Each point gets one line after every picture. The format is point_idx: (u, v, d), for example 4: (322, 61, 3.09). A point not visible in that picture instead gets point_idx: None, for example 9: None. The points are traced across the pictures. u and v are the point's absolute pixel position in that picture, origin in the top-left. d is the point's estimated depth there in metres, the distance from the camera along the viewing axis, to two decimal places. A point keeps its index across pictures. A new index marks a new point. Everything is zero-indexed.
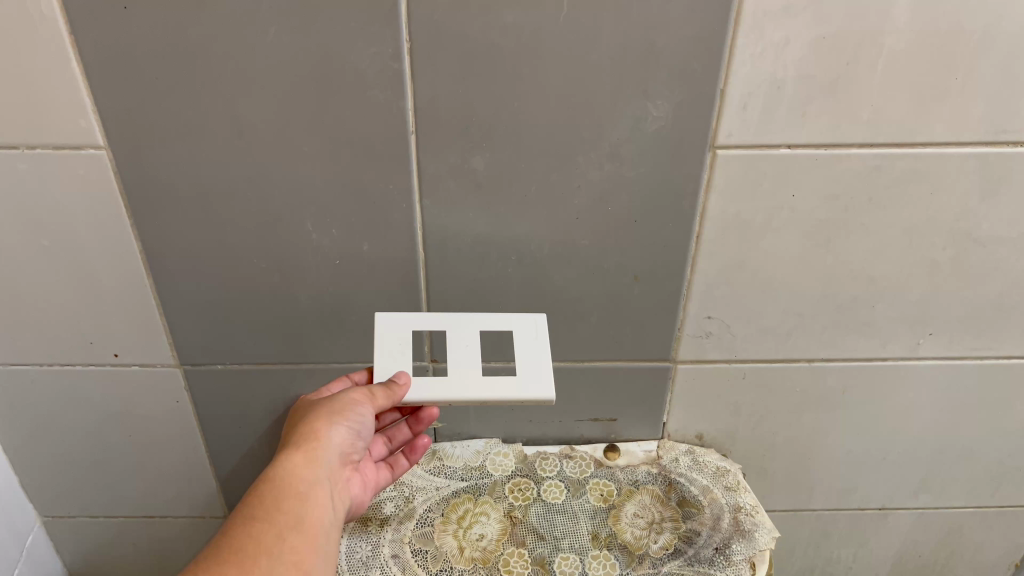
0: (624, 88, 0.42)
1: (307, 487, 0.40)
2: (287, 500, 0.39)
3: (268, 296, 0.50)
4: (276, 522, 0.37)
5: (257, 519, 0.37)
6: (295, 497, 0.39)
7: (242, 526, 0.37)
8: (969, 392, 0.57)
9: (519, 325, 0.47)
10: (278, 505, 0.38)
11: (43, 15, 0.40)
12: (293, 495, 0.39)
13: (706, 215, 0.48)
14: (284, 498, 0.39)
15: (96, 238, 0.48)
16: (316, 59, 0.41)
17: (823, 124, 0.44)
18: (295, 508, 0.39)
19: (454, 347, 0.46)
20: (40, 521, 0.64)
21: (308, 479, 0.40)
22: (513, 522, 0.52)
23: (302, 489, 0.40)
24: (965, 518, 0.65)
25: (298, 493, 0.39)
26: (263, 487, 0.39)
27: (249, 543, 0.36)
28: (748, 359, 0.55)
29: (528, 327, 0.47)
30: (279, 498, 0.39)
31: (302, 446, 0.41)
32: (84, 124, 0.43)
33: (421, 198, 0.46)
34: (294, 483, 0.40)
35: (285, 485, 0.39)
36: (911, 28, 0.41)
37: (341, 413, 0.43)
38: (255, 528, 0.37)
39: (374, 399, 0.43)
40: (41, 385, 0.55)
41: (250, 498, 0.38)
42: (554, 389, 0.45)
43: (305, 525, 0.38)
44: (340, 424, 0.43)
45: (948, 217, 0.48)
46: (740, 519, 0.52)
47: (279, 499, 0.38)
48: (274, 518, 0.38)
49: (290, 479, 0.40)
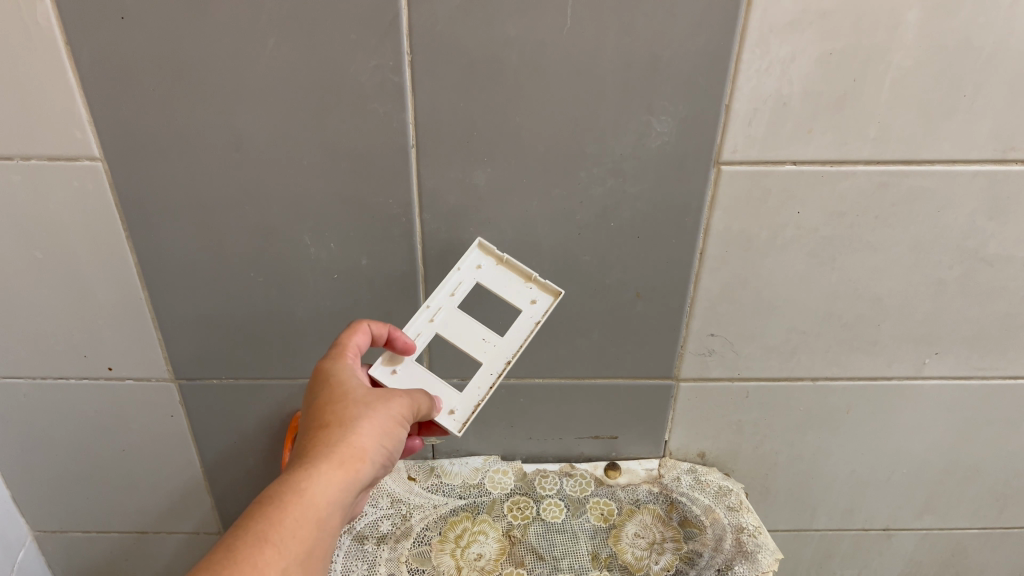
0: (628, 103, 0.42)
1: (329, 512, 0.35)
2: (305, 526, 0.34)
3: (265, 310, 0.49)
4: (286, 551, 0.32)
5: (267, 540, 0.32)
6: (316, 523, 0.34)
7: (252, 542, 0.32)
8: (975, 412, 0.56)
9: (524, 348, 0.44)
10: (296, 529, 0.33)
11: (40, 25, 0.39)
12: (311, 521, 0.34)
13: (710, 231, 0.47)
14: (307, 523, 0.34)
15: (91, 251, 0.47)
16: (316, 71, 0.40)
17: (829, 141, 0.44)
18: (310, 535, 0.34)
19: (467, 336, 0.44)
20: (33, 535, 0.63)
21: (332, 507, 0.35)
22: (512, 541, 0.52)
23: (324, 515, 0.35)
24: (969, 539, 0.65)
25: (317, 518, 0.34)
26: (286, 498, 0.34)
27: (248, 574, 0.30)
28: (751, 377, 0.54)
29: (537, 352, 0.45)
30: (298, 520, 0.33)
31: (345, 459, 0.36)
32: (80, 135, 0.43)
33: (421, 213, 0.46)
34: (319, 504, 0.34)
35: (310, 504, 0.34)
36: (919, 44, 0.40)
37: (389, 428, 0.38)
38: (262, 554, 0.31)
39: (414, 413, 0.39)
40: (34, 398, 0.54)
41: (266, 506, 0.33)
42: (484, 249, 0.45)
43: (311, 561, 0.33)
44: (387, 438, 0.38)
45: (956, 234, 0.47)
46: (743, 540, 0.51)
47: (299, 522, 0.33)
48: (285, 543, 0.32)
49: (317, 497, 0.34)
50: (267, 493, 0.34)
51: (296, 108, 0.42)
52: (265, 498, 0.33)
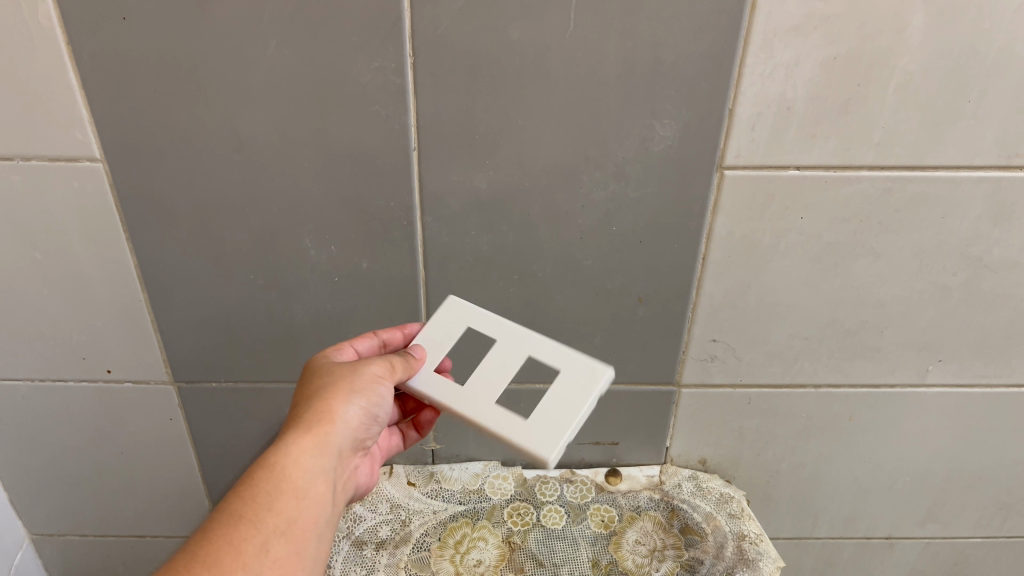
0: (632, 106, 0.42)
1: (306, 480, 0.35)
2: (280, 497, 0.34)
3: (265, 313, 0.49)
4: (261, 524, 0.32)
5: (241, 518, 0.32)
6: (293, 495, 0.34)
7: (225, 524, 0.32)
8: (978, 420, 0.56)
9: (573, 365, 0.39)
10: (271, 503, 0.33)
11: (40, 26, 0.39)
12: (287, 494, 0.34)
13: (714, 236, 0.47)
14: (280, 494, 0.34)
15: (91, 253, 0.47)
16: (317, 73, 0.40)
17: (833, 146, 0.43)
18: (288, 508, 0.34)
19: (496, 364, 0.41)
20: (30, 538, 0.62)
21: (308, 472, 0.35)
22: (511, 548, 0.51)
23: (300, 483, 0.35)
24: (972, 548, 0.64)
25: (295, 490, 0.34)
26: (258, 475, 0.34)
27: (224, 552, 0.31)
28: (754, 384, 0.54)
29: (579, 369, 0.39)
30: (272, 493, 0.34)
31: (313, 426, 0.36)
32: (81, 136, 0.43)
33: (423, 216, 0.45)
34: (293, 476, 0.35)
35: (284, 478, 0.34)
36: (923, 49, 0.40)
37: (363, 390, 0.38)
38: (236, 533, 0.32)
39: (394, 372, 0.40)
40: (32, 401, 0.54)
41: (239, 487, 0.34)
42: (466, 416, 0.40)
43: (294, 533, 0.34)
44: (362, 396, 0.38)
45: (959, 241, 0.47)
46: (744, 548, 0.51)
47: (274, 495, 0.34)
48: (261, 519, 0.33)
49: (290, 470, 0.35)
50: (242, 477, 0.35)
51: (298, 110, 0.41)
52: (238, 483, 0.34)
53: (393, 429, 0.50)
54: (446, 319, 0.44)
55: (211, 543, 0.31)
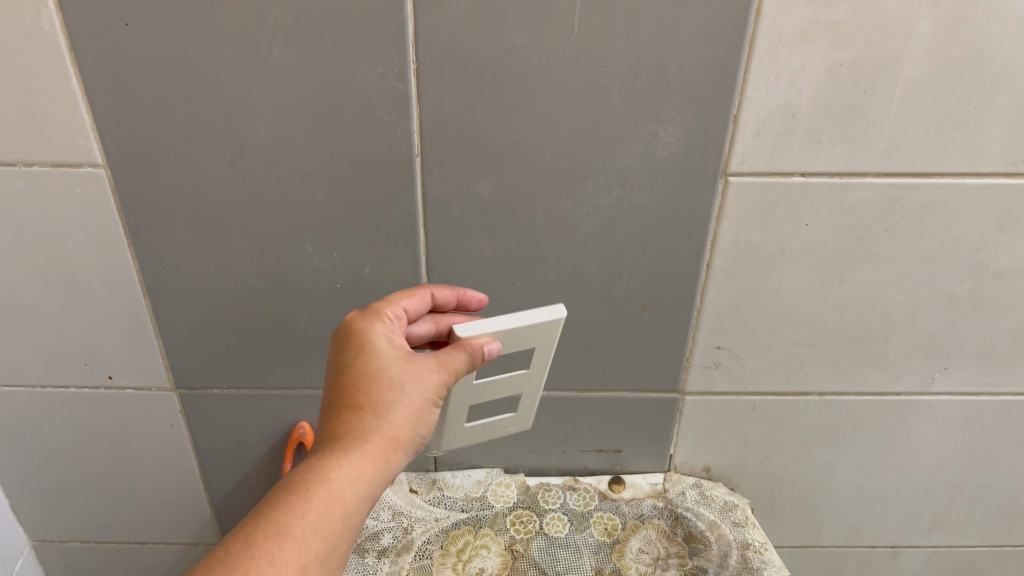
0: (636, 112, 0.41)
1: (356, 503, 0.34)
2: (329, 522, 0.33)
3: (267, 319, 0.49)
4: (307, 548, 0.32)
5: (290, 540, 0.31)
6: (342, 521, 0.33)
7: (272, 540, 0.31)
8: (984, 429, 0.56)
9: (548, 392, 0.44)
10: (321, 529, 0.32)
11: (44, 31, 0.39)
12: (336, 518, 0.33)
13: (718, 242, 0.46)
14: (330, 518, 0.33)
15: (92, 258, 0.47)
16: (320, 78, 0.40)
17: (838, 153, 0.43)
18: (336, 534, 0.33)
19: None
20: (31, 544, 0.62)
21: (361, 497, 0.34)
22: (514, 556, 0.51)
23: (350, 506, 0.33)
24: (977, 557, 0.64)
25: (345, 515, 0.33)
26: (313, 496, 0.33)
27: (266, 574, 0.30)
28: (758, 391, 0.54)
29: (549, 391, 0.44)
30: (323, 515, 0.32)
31: (376, 452, 0.34)
32: (83, 142, 0.42)
33: (426, 222, 0.45)
34: (346, 500, 0.33)
35: (337, 504, 0.33)
36: (929, 56, 0.40)
37: (423, 413, 0.36)
38: (280, 553, 0.31)
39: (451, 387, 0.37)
40: (33, 406, 0.54)
41: (291, 502, 0.32)
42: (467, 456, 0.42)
43: (335, 556, 0.33)
44: (423, 420, 0.36)
45: (965, 248, 0.47)
46: (749, 557, 0.50)
47: (323, 517, 0.32)
48: (310, 544, 0.32)
49: (344, 493, 0.33)
50: (293, 479, 0.33)
51: (301, 115, 0.41)
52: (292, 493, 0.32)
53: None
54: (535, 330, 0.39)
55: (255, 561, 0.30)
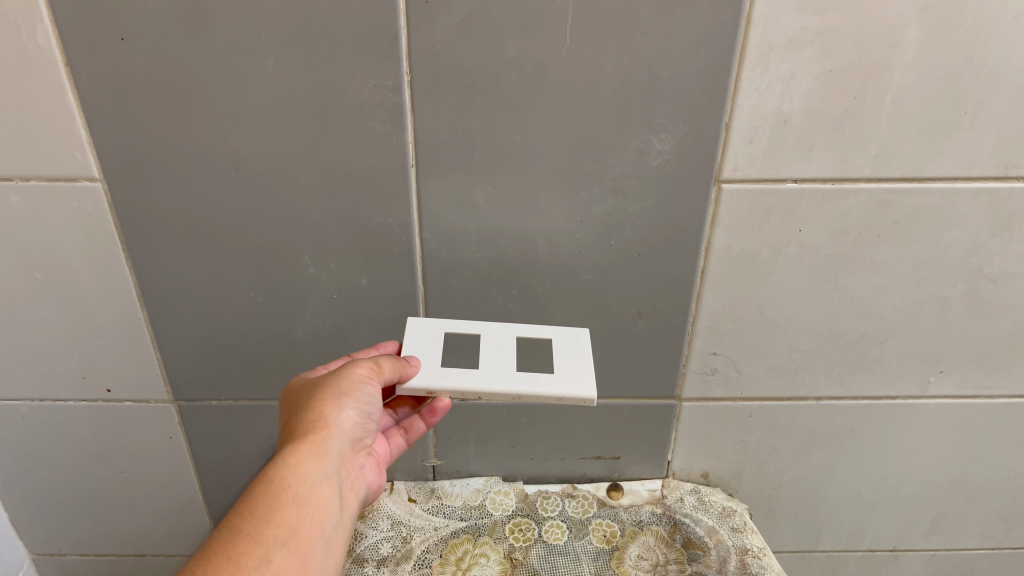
0: (628, 121, 0.42)
1: (306, 491, 0.35)
2: (280, 509, 0.33)
3: (264, 330, 0.49)
4: (262, 535, 0.32)
5: (241, 533, 0.32)
6: (292, 507, 0.34)
7: (226, 538, 0.32)
8: (981, 431, 0.56)
9: (561, 336, 0.45)
10: (270, 515, 0.33)
11: (39, 46, 0.39)
12: (286, 505, 0.34)
13: (712, 249, 0.47)
14: (279, 505, 0.34)
15: (90, 272, 0.47)
16: (315, 90, 0.40)
17: (831, 159, 0.43)
18: (288, 519, 0.33)
19: (492, 357, 0.43)
20: (30, 558, 0.62)
21: (307, 482, 0.35)
22: (513, 564, 0.51)
23: (299, 492, 0.35)
24: (977, 560, 0.64)
25: (294, 500, 0.34)
26: (256, 491, 0.34)
27: (225, 563, 0.30)
28: (755, 397, 0.54)
29: (570, 339, 0.45)
30: (271, 505, 0.33)
31: (309, 436, 0.36)
32: (79, 156, 0.43)
33: (422, 231, 0.45)
34: (293, 487, 0.34)
35: (282, 490, 0.34)
36: (919, 62, 0.40)
37: (349, 396, 0.39)
38: (236, 545, 0.31)
39: (383, 372, 0.39)
40: (32, 420, 0.54)
41: (238, 505, 0.33)
42: (503, 387, 0.41)
43: (297, 543, 0.33)
44: (353, 407, 0.39)
45: (959, 252, 0.47)
46: (747, 562, 0.50)
47: (272, 507, 0.33)
48: (261, 532, 0.32)
49: (289, 481, 0.34)
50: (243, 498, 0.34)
51: (296, 127, 0.41)
52: (239, 501, 0.34)
53: (393, 430, 0.48)
54: (436, 324, 0.45)
55: (211, 558, 0.30)
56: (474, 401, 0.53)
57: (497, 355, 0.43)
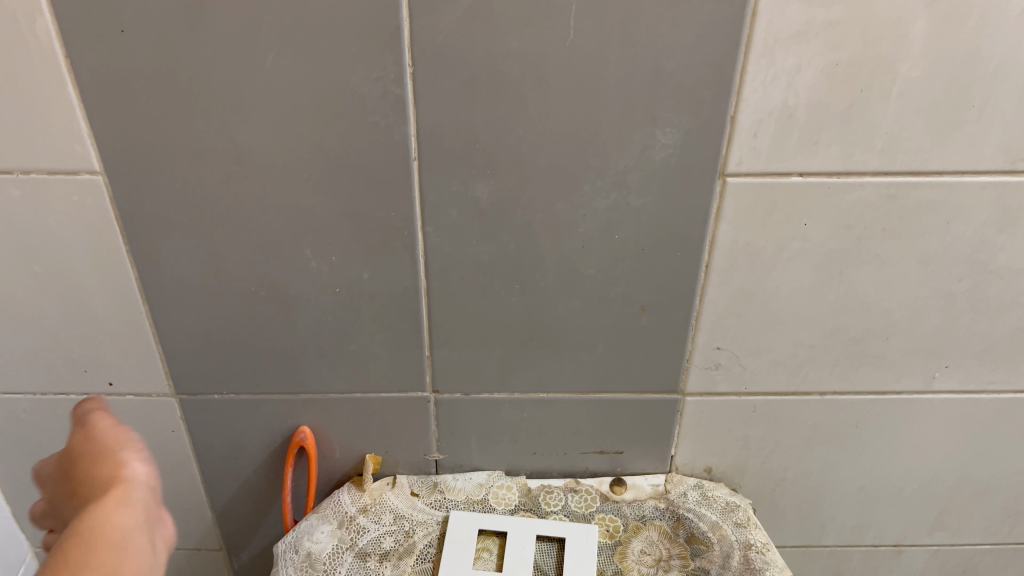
0: (632, 115, 0.41)
1: (111, 535, 0.32)
2: (95, 553, 0.31)
3: (266, 324, 0.49)
4: None
5: None
6: (105, 550, 0.31)
7: None
8: (986, 427, 0.55)
9: None
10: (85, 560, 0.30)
11: (39, 38, 0.39)
12: (95, 550, 0.31)
13: (716, 244, 0.46)
14: (93, 552, 0.31)
15: (91, 265, 0.47)
16: (317, 83, 0.40)
17: (836, 153, 0.43)
18: (106, 561, 0.31)
19: None
20: (34, 551, 0.62)
21: (112, 529, 0.32)
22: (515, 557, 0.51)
23: (86, 532, 0.32)
24: (980, 556, 0.64)
25: (108, 544, 0.31)
26: (66, 546, 0.31)
27: None
28: (758, 392, 0.53)
29: None
30: (86, 552, 0.31)
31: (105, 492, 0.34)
32: (80, 150, 0.42)
33: (424, 226, 0.45)
34: (98, 535, 0.32)
35: (93, 541, 0.31)
36: (925, 55, 0.40)
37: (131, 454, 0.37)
38: None
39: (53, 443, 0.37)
40: (34, 413, 0.54)
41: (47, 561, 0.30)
42: None
43: None
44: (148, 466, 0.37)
45: (965, 247, 0.47)
46: (751, 557, 0.50)
47: (83, 554, 0.30)
48: None
49: (98, 530, 0.32)
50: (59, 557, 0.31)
51: (296, 121, 0.41)
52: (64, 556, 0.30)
53: None
54: None
55: None
56: (477, 396, 0.53)
57: (516, 553, 0.51)
